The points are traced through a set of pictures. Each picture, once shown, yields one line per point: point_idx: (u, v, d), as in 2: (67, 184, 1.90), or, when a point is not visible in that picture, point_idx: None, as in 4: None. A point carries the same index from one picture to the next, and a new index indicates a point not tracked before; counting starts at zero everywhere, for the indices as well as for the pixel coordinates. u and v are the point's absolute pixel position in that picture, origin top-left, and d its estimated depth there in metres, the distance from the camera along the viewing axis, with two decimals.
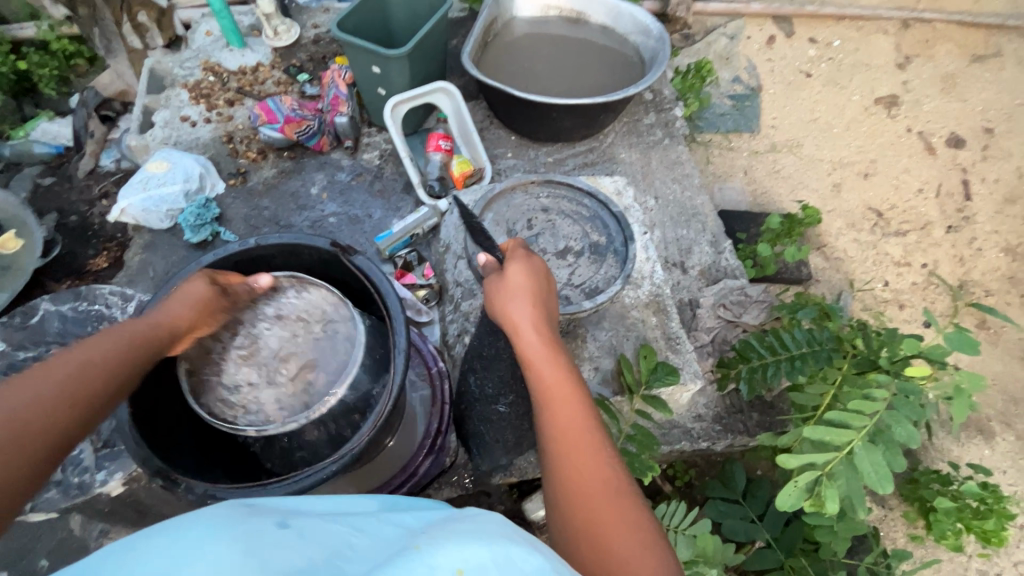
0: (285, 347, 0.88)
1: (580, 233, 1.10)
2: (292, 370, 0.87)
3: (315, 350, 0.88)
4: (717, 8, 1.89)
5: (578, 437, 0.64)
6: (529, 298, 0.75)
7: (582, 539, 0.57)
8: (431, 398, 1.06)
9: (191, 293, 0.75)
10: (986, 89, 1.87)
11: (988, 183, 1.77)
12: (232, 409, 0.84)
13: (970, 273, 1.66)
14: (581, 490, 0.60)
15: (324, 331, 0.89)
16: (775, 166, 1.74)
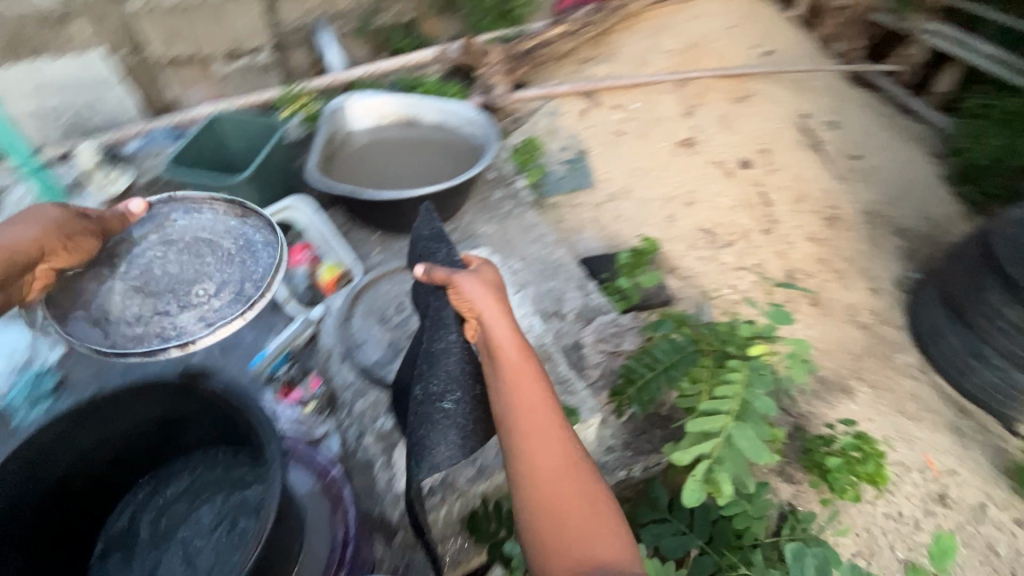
0: (185, 268, 1.14)
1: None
2: (206, 288, 1.12)
3: (218, 262, 1.15)
4: (533, 95, 2.17)
5: (541, 423, 0.78)
6: (501, 306, 0.85)
7: (543, 507, 0.73)
8: (330, 508, 0.96)
9: (32, 228, 1.00)
10: (755, 120, 2.33)
11: (779, 190, 2.17)
12: (155, 328, 1.06)
13: (790, 264, 1.99)
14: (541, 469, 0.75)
15: (224, 246, 1.17)
16: (617, 211, 1.98)
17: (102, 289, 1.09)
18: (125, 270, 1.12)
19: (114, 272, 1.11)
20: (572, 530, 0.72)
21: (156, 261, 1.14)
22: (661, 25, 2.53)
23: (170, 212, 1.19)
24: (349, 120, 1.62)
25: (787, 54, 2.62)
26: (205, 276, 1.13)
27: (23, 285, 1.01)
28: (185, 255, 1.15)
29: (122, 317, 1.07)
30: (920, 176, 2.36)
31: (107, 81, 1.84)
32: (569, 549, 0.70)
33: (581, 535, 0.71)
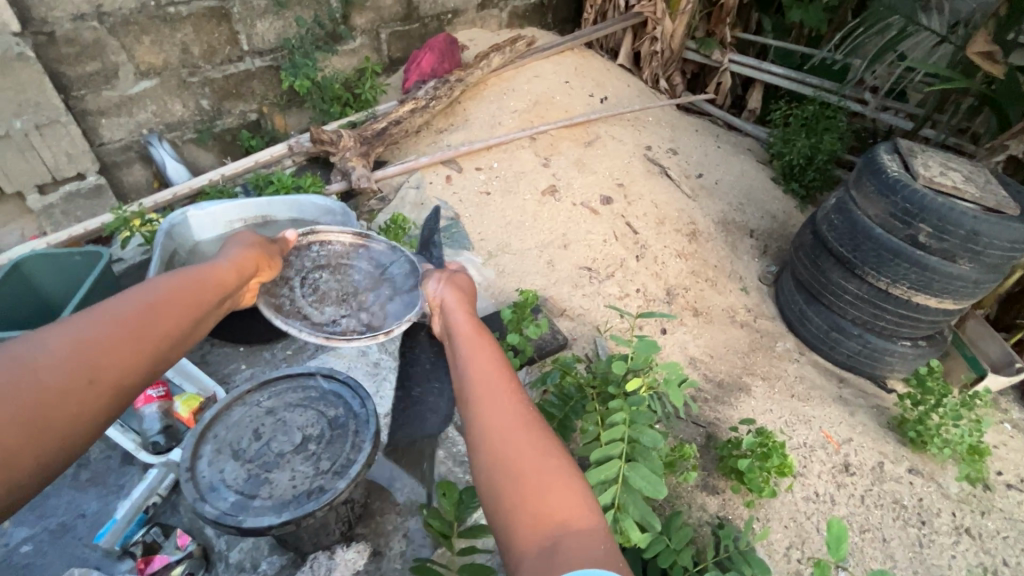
0: (342, 284, 1.44)
1: (316, 416, 1.08)
2: (367, 297, 1.43)
3: (364, 278, 1.47)
4: (395, 171, 2.24)
5: (498, 386, 0.82)
6: (466, 310, 1.10)
7: (503, 471, 0.69)
8: None
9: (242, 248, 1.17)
10: (606, 159, 2.52)
11: (642, 217, 2.33)
12: (344, 328, 1.35)
13: (668, 281, 2.13)
14: (502, 432, 0.73)
15: (363, 267, 1.49)
16: (498, 267, 2.03)
17: (286, 304, 1.35)
18: (300, 288, 1.39)
19: (285, 290, 1.37)
20: (539, 489, 0.67)
21: (317, 282, 1.43)
22: (505, 89, 2.71)
23: (305, 242, 1.47)
24: (195, 232, 1.55)
25: (621, 97, 2.91)
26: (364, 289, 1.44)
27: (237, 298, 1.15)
28: (335, 275, 1.46)
29: (314, 325, 1.33)
30: (756, 182, 2.66)
31: None
32: (529, 505, 0.66)
33: (549, 495, 0.66)
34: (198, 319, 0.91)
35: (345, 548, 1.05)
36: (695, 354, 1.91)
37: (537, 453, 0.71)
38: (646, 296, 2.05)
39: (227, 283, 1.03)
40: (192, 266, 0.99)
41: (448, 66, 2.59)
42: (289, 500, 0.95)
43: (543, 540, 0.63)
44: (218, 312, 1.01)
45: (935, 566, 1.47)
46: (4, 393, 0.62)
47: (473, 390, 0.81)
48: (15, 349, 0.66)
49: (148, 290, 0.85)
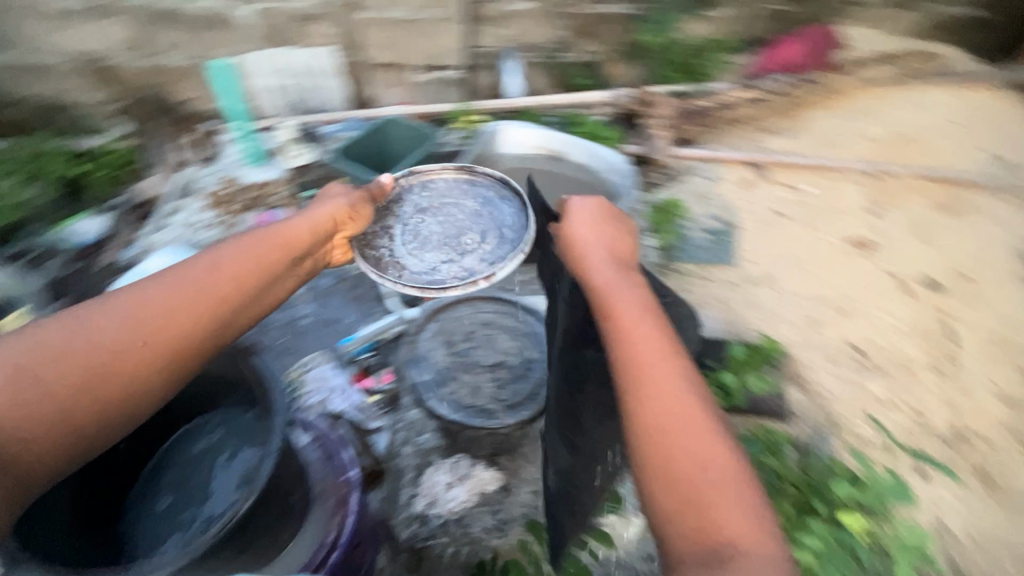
0: (446, 226, 1.30)
1: (517, 347, 1.32)
2: (473, 236, 1.28)
3: (468, 217, 1.31)
4: (694, 154, 2.12)
5: (656, 378, 0.84)
6: (595, 255, 1.03)
7: (658, 467, 0.78)
8: (334, 506, 1.10)
9: (330, 201, 1.20)
10: (960, 237, 1.93)
11: (974, 327, 1.75)
12: (449, 273, 1.21)
13: (966, 420, 1.59)
14: (658, 432, 0.79)
15: (468, 206, 1.34)
16: (751, 298, 1.80)
17: (387, 254, 1.25)
18: (402, 235, 1.29)
19: (387, 240, 1.28)
20: (694, 492, 0.75)
21: (419, 226, 1.31)
22: (865, 109, 2.26)
23: (408, 189, 1.37)
24: (501, 146, 1.75)
25: None
26: (469, 228, 1.29)
27: (327, 255, 1.23)
28: (439, 217, 1.32)
29: (416, 273, 1.22)
30: None
31: (326, 73, 2.12)
32: (690, 506, 0.74)
33: (704, 502, 0.74)
34: (241, 285, 1.03)
35: (484, 468, 1.27)
36: (951, 525, 1.43)
37: (692, 458, 0.77)
38: (921, 420, 1.59)
39: (293, 245, 1.11)
40: (261, 233, 1.10)
41: (810, 62, 2.31)
42: (467, 405, 1.25)
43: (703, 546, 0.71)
44: (283, 276, 1.11)
45: None
46: (60, 358, 0.87)
47: (627, 377, 0.85)
48: (82, 324, 0.90)
49: (199, 268, 1.01)
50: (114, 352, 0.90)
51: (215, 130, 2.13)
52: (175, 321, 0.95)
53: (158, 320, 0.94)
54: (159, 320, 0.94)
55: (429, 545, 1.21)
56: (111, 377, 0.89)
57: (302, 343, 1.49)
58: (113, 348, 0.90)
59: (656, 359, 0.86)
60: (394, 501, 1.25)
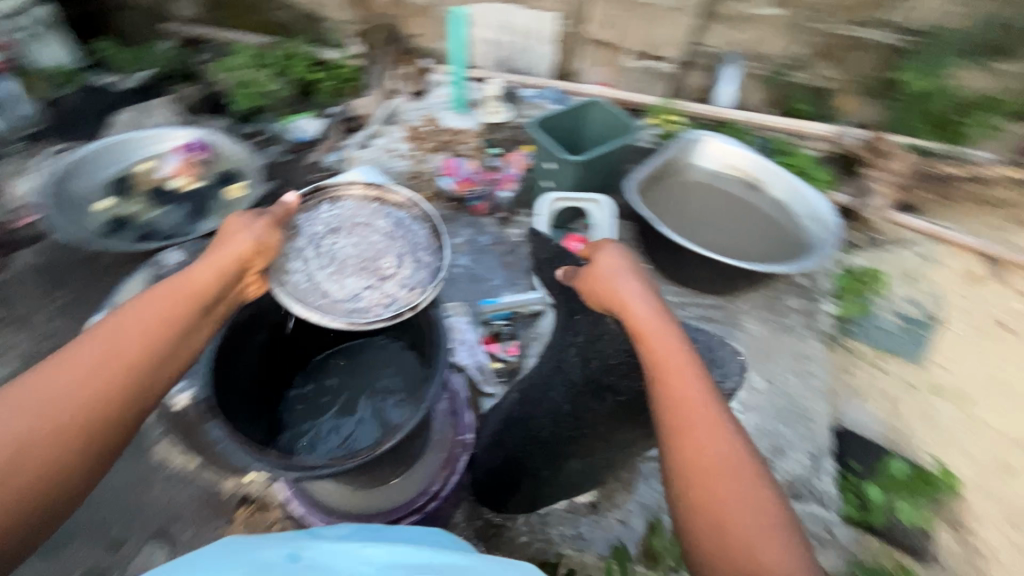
0: (361, 247, 1.08)
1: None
2: (390, 261, 1.07)
3: (383, 238, 1.10)
4: (914, 225, 1.82)
5: (698, 426, 0.72)
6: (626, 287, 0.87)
7: (702, 519, 0.67)
8: (444, 460, 1.26)
9: (230, 241, 0.93)
10: None
11: None
12: (375, 305, 1.00)
13: None
14: (693, 468, 0.70)
15: (382, 222, 1.13)
16: (929, 410, 1.51)
17: (301, 280, 1.01)
18: (311, 257, 1.05)
19: (297, 263, 1.04)
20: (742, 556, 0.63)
21: (329, 247, 1.07)
22: None
23: (311, 204, 1.14)
24: (695, 156, 1.65)
25: None
26: (391, 252, 1.08)
27: (240, 299, 0.96)
28: (354, 238, 1.09)
29: (336, 304, 0.98)
30: None
31: (542, 39, 2.14)
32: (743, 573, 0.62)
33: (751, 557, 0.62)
34: (162, 338, 0.80)
35: None
36: None
37: (731, 494, 0.67)
38: None
39: (197, 294, 0.86)
40: (164, 284, 0.86)
41: None
42: None
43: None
44: (199, 326, 0.86)
45: None
46: None
47: (662, 409, 0.74)
48: None
49: (112, 327, 0.79)
50: (25, 438, 0.67)
51: (429, 69, 2.27)
52: (91, 388, 0.72)
53: (74, 389, 0.71)
54: (69, 393, 0.71)
55: (507, 524, 1.25)
56: (29, 471, 0.66)
57: (449, 289, 1.61)
58: (21, 436, 0.67)
59: (701, 403, 0.73)
60: None
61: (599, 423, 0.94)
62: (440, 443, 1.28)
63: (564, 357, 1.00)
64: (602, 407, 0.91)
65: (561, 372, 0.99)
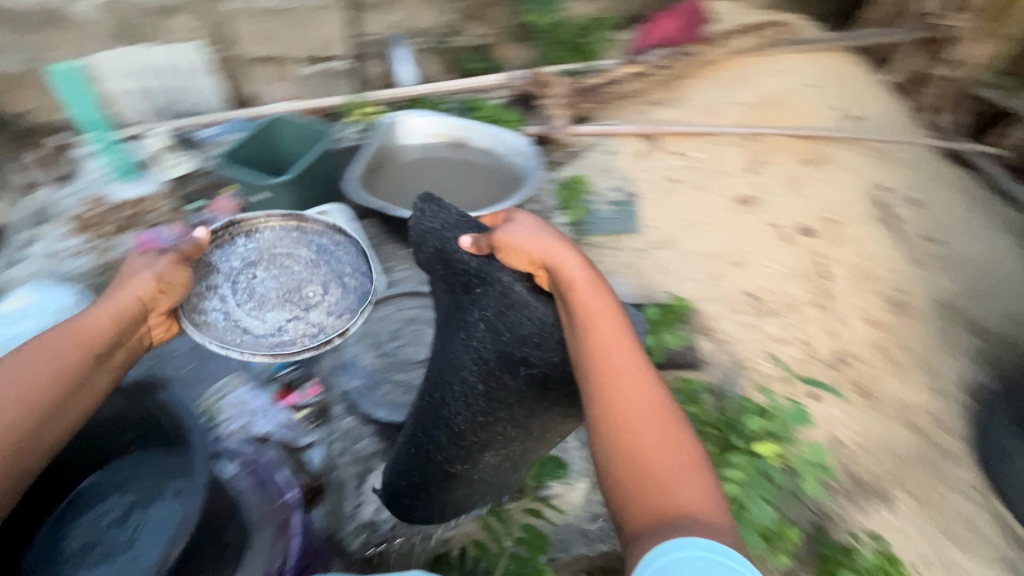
0: (283, 281, 1.31)
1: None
2: (313, 290, 1.31)
3: (304, 269, 1.34)
4: (590, 131, 2.22)
5: (625, 372, 0.83)
6: (554, 248, 0.91)
7: (625, 458, 0.77)
8: (274, 532, 1.08)
9: (132, 281, 1.05)
10: (824, 187, 2.19)
11: (842, 264, 2.02)
12: (297, 333, 1.23)
13: (846, 346, 1.85)
14: (618, 407, 0.81)
15: (300, 254, 1.36)
16: (656, 262, 1.92)
17: (219, 318, 1.19)
18: (233, 294, 1.24)
19: (213, 301, 1.21)
20: (650, 476, 0.75)
21: (253, 283, 1.28)
22: (738, 76, 2.48)
23: (230, 237, 1.31)
24: (400, 136, 1.73)
25: (874, 121, 2.47)
26: (308, 280, 1.32)
27: (145, 339, 1.09)
28: (275, 274, 1.32)
29: (260, 337, 1.20)
30: (1008, 271, 2.15)
31: (195, 71, 1.95)
32: (651, 491, 0.74)
33: (668, 488, 0.74)
34: (59, 385, 0.91)
35: None
36: (842, 437, 1.66)
37: (647, 427, 0.79)
38: (811, 351, 1.82)
39: (91, 342, 0.96)
40: (70, 325, 0.97)
41: (684, 36, 2.49)
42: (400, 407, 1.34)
43: (654, 518, 0.71)
44: (97, 371, 0.97)
45: None
46: None
47: (593, 360, 0.84)
48: None
49: (18, 370, 0.90)
50: None
51: (69, 143, 1.88)
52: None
53: None
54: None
55: (384, 548, 1.24)
56: None
57: (213, 367, 1.42)
58: None
59: (625, 354, 0.85)
60: (340, 514, 1.26)
61: (513, 398, 1.01)
62: (257, 518, 1.08)
63: (466, 335, 1.01)
64: (515, 381, 0.99)
65: (466, 347, 1.01)
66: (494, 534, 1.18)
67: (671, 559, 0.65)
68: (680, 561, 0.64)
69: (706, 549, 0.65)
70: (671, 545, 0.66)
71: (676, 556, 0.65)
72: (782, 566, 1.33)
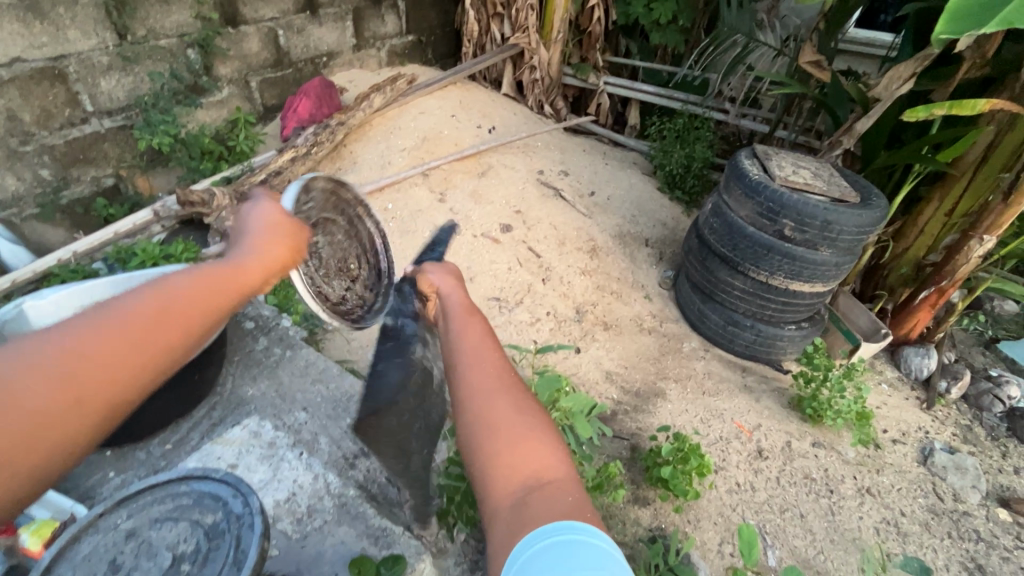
0: (331, 249, 1.36)
1: (189, 528, 0.94)
2: (353, 262, 1.42)
3: (345, 238, 1.39)
4: None
5: (490, 354, 0.89)
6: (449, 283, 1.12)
7: (486, 430, 0.77)
8: None
9: (280, 223, 0.89)
10: (501, 189, 2.56)
11: (543, 240, 2.41)
12: (355, 303, 1.38)
13: (577, 300, 2.22)
14: (477, 383, 0.83)
15: (341, 220, 1.37)
16: None
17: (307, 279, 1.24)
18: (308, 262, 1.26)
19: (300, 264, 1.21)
20: (511, 443, 0.75)
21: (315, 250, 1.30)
22: (392, 127, 2.72)
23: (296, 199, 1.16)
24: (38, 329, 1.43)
25: (508, 126, 3.01)
26: (350, 253, 1.42)
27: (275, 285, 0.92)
28: (324, 239, 1.33)
29: (337, 305, 1.31)
30: (644, 193, 2.86)
31: None
32: (508, 463, 0.74)
33: (526, 458, 0.74)
34: (209, 332, 0.71)
35: None
36: (610, 367, 2.00)
37: (512, 397, 0.81)
38: (557, 318, 2.14)
39: (249, 284, 0.78)
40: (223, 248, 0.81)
41: (327, 109, 2.61)
42: None
43: (517, 489, 0.71)
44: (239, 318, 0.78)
45: (847, 530, 1.62)
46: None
47: (464, 345, 0.91)
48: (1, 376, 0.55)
49: (189, 272, 0.72)
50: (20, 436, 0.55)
51: None
52: (130, 381, 0.63)
53: (116, 377, 0.61)
54: (104, 379, 0.61)
55: None
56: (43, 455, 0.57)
57: None
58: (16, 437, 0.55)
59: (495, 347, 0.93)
60: None
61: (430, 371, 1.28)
62: None
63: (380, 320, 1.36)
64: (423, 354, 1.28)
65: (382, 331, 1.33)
66: None
67: (534, 548, 0.62)
68: (552, 542, 0.62)
69: (570, 535, 0.63)
70: (536, 531, 0.64)
71: (536, 547, 0.62)
72: (623, 498, 1.51)
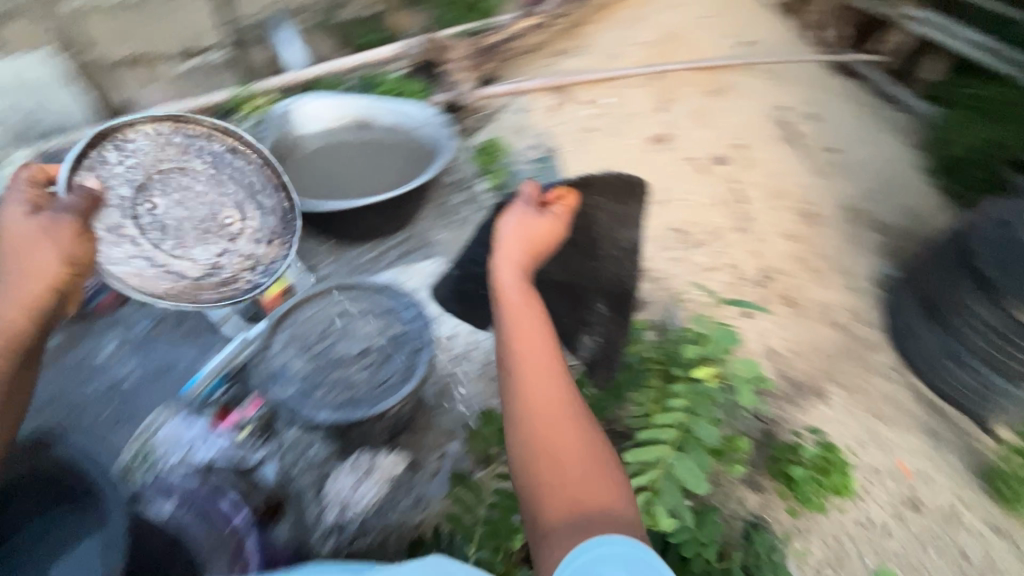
0: (186, 207, 1.44)
1: (378, 333, 1.19)
2: (224, 212, 1.48)
3: (202, 189, 1.47)
4: (500, 91, 2.19)
5: (544, 369, 0.97)
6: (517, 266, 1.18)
7: (542, 453, 0.87)
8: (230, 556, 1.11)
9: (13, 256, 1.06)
10: (730, 116, 2.27)
11: (756, 186, 2.13)
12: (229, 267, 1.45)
13: (768, 262, 1.98)
14: (534, 402, 0.93)
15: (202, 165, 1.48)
16: None
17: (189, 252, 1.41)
18: (145, 234, 1.37)
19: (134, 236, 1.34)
20: (563, 465, 0.85)
21: (158, 213, 1.40)
22: (636, 16, 2.50)
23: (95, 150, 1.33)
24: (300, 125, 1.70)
25: (767, 43, 2.57)
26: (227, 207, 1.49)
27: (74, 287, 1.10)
28: (177, 197, 1.44)
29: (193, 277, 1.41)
30: (902, 168, 2.32)
31: (52, 84, 1.83)
32: (561, 484, 0.83)
33: (574, 482, 0.83)
34: None
35: (385, 455, 1.29)
36: (776, 346, 1.80)
37: (563, 418, 0.91)
38: (738, 273, 1.95)
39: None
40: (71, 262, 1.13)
41: None
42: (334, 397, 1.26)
43: (565, 517, 0.79)
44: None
45: None
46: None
47: (521, 352, 1.00)
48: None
49: None
50: None
51: None
52: None
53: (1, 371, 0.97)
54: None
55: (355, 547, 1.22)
56: None
57: (150, 399, 1.57)
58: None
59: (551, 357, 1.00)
60: (304, 522, 1.22)
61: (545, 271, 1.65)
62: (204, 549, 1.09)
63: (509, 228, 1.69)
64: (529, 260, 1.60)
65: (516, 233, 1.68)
66: (470, 511, 1.18)
67: (586, 553, 0.71)
68: (602, 556, 0.70)
69: (620, 546, 0.71)
70: (583, 544, 0.72)
71: (600, 552, 0.70)
72: (738, 474, 1.45)
